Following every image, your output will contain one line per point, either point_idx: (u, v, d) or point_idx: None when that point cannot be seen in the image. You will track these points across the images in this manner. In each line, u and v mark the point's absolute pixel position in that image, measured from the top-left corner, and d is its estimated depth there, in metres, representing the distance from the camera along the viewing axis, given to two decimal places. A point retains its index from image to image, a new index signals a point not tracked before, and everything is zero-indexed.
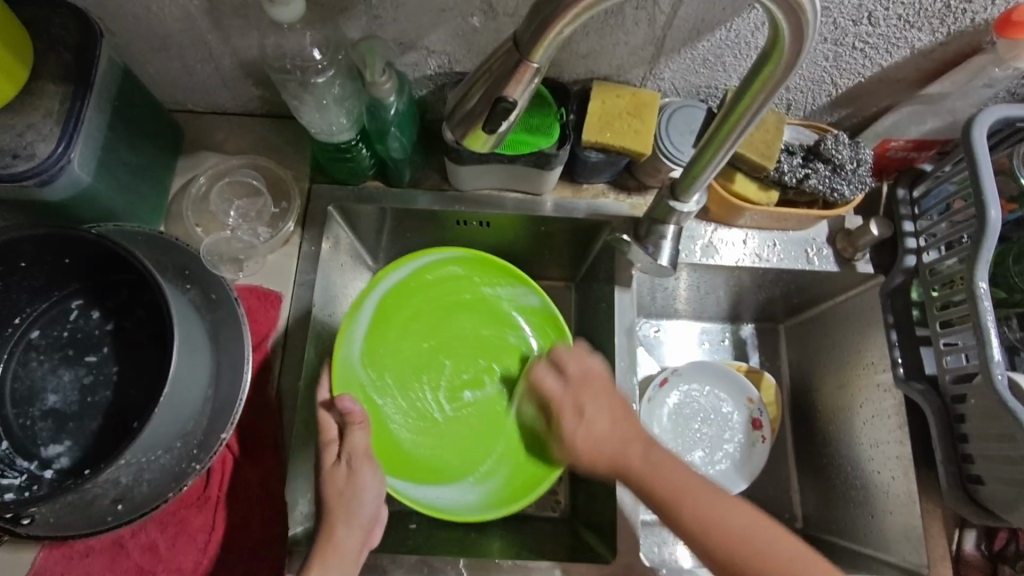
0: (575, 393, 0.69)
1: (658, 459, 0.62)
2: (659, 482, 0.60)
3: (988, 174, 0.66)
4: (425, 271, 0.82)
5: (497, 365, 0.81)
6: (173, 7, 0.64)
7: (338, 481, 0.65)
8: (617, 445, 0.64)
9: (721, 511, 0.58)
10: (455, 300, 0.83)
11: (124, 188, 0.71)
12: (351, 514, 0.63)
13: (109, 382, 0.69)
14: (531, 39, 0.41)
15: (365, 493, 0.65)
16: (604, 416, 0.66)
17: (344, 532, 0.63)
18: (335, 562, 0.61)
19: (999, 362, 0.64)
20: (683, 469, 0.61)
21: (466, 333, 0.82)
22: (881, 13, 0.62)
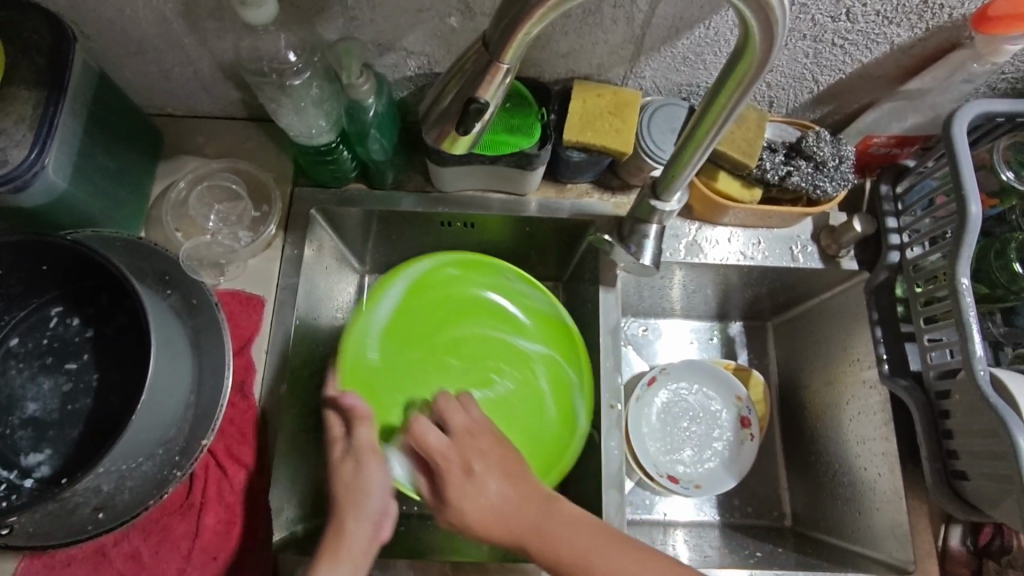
0: (461, 449, 0.62)
1: (556, 520, 0.58)
2: (563, 547, 0.57)
3: (968, 169, 0.66)
4: (439, 272, 0.84)
5: (507, 366, 0.84)
6: (147, 10, 0.63)
7: (346, 473, 0.64)
8: (508, 514, 0.59)
9: (613, 570, 0.56)
10: (460, 308, 0.86)
11: (102, 194, 0.71)
12: (359, 508, 0.63)
13: (90, 389, 0.69)
14: (500, 39, 0.41)
15: (366, 486, 0.64)
16: (495, 480, 0.61)
17: (354, 525, 0.62)
18: (344, 555, 0.59)
19: (981, 358, 0.64)
20: (588, 528, 0.58)
21: (467, 336, 0.85)
22: (858, 9, 0.62)
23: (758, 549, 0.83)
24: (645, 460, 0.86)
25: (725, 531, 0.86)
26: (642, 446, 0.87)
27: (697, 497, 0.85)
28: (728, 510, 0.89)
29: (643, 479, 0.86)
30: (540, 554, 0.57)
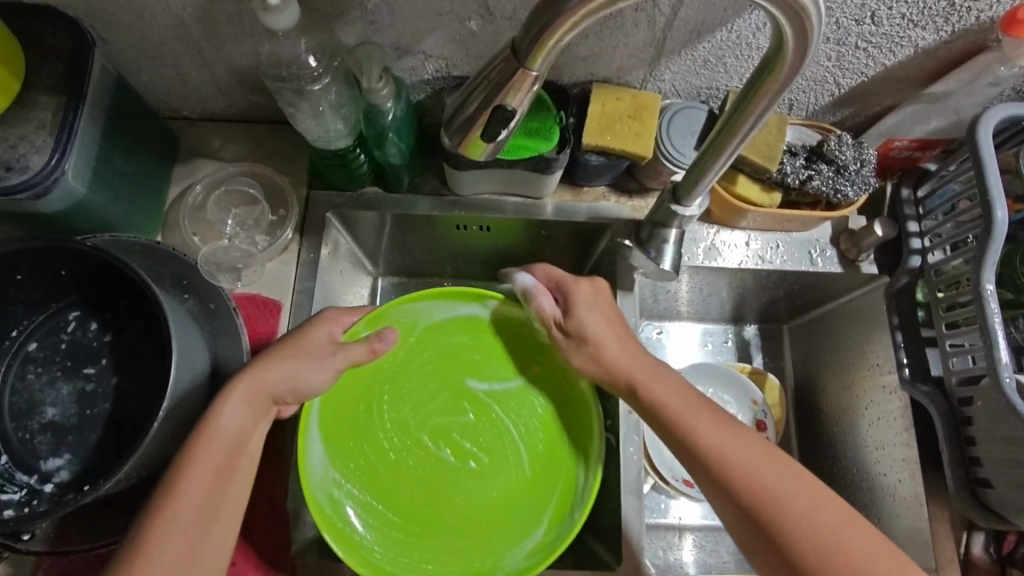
0: (585, 316, 0.70)
1: (671, 390, 0.64)
2: (664, 402, 0.64)
3: (994, 174, 0.65)
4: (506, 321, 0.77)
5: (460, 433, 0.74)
6: (166, 14, 0.63)
7: (311, 338, 0.66)
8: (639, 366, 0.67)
9: (737, 447, 0.59)
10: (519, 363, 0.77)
11: (120, 198, 0.71)
12: (298, 367, 0.64)
13: (108, 394, 0.69)
14: (529, 46, 0.40)
15: (303, 352, 0.65)
16: (619, 336, 0.69)
17: (275, 367, 0.62)
18: (248, 394, 0.60)
19: (1007, 365, 0.63)
20: (690, 395, 0.64)
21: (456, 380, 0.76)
22: (884, 12, 0.62)
23: None
24: (659, 465, 0.86)
25: None
26: (658, 450, 0.86)
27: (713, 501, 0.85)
28: None
29: (657, 483, 0.86)
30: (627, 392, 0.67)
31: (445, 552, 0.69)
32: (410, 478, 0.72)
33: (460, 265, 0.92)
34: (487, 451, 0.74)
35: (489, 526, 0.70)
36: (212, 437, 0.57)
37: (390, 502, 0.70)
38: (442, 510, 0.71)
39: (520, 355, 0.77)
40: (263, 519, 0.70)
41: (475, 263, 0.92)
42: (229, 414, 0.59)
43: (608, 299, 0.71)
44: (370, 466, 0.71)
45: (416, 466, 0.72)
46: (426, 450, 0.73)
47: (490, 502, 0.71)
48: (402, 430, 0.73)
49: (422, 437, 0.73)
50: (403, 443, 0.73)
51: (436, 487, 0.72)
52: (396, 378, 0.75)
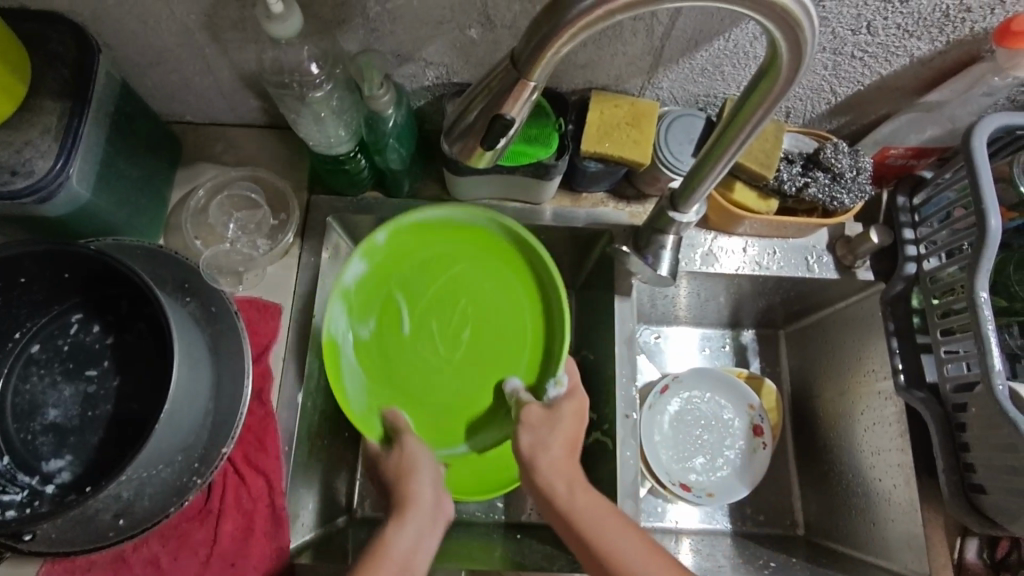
0: (552, 425, 0.70)
1: (619, 540, 0.62)
2: (583, 517, 0.64)
3: (988, 182, 0.66)
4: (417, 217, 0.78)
5: (448, 269, 0.80)
6: (171, 21, 0.64)
7: (417, 453, 0.72)
8: (552, 479, 0.67)
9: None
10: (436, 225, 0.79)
11: (123, 202, 0.71)
12: (408, 482, 0.69)
13: (110, 396, 0.69)
14: (530, 57, 0.41)
15: (425, 464, 0.71)
16: (559, 448, 0.69)
17: (416, 486, 0.69)
18: (410, 516, 0.66)
19: (1000, 371, 0.64)
20: (611, 517, 0.64)
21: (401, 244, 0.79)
22: (879, 23, 0.62)
23: (772, 558, 0.83)
24: (656, 468, 0.86)
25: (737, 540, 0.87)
26: (655, 454, 0.87)
27: (709, 506, 0.85)
28: (739, 518, 0.89)
29: (654, 487, 0.86)
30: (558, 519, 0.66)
31: (436, 426, 0.76)
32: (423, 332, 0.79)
33: None
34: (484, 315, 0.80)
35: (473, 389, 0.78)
36: (382, 560, 0.61)
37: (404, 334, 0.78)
38: (435, 375, 0.78)
39: (488, 249, 0.80)
40: (262, 521, 0.70)
41: None
42: (395, 536, 0.64)
43: (572, 424, 0.71)
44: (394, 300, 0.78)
45: (432, 305, 0.79)
46: (441, 313, 0.79)
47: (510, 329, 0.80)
48: (396, 320, 0.78)
49: (439, 291, 0.80)
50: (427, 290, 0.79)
51: (443, 337, 0.79)
52: (435, 239, 0.80)
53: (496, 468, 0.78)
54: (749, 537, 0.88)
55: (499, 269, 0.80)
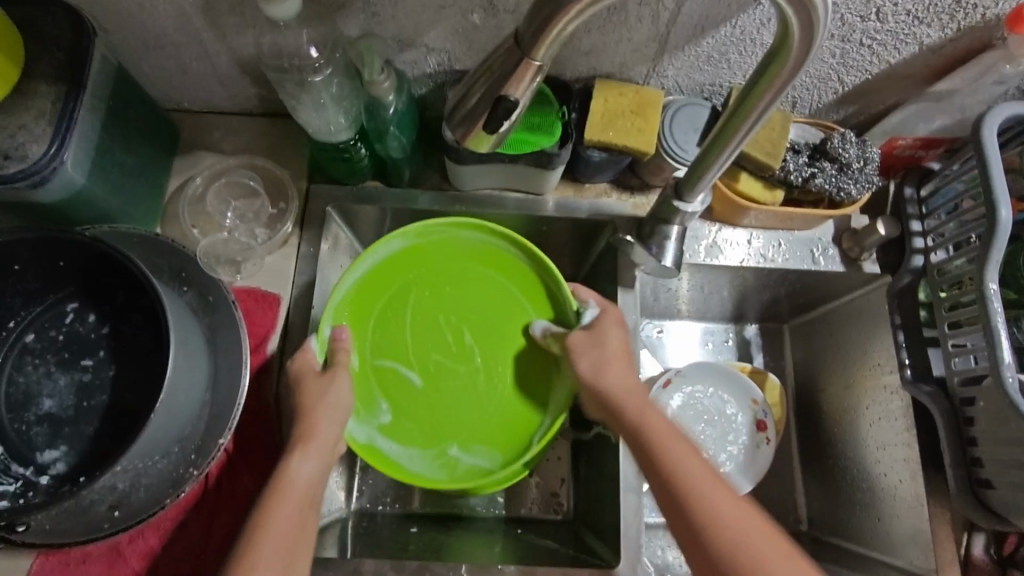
0: (596, 348, 0.69)
1: (681, 447, 0.59)
2: (648, 424, 0.62)
3: (998, 173, 0.64)
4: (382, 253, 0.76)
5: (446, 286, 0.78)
6: (168, 5, 0.63)
7: (335, 391, 0.67)
8: (622, 395, 0.65)
9: (728, 510, 0.54)
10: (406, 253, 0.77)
11: (119, 190, 0.70)
12: (326, 409, 0.65)
13: (105, 386, 0.68)
14: (534, 36, 0.40)
15: (333, 403, 0.66)
16: (621, 365, 0.68)
17: (324, 419, 0.64)
18: (312, 446, 0.62)
19: (1010, 364, 0.63)
20: (671, 430, 0.61)
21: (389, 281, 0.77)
22: (889, 9, 0.61)
23: None
24: None
25: None
26: None
27: None
28: None
29: None
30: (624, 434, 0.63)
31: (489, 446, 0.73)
32: (428, 364, 0.75)
33: None
34: (481, 321, 0.77)
35: (491, 395, 0.75)
36: (288, 490, 0.59)
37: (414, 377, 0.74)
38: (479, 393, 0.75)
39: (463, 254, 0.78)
40: None
41: None
42: (303, 469, 0.61)
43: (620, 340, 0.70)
44: (382, 347, 0.75)
45: (425, 335, 0.76)
46: (438, 334, 0.76)
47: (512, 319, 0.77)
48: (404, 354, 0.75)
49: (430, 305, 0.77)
50: (403, 325, 0.76)
51: (449, 365, 0.75)
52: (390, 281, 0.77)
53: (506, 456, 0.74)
54: None
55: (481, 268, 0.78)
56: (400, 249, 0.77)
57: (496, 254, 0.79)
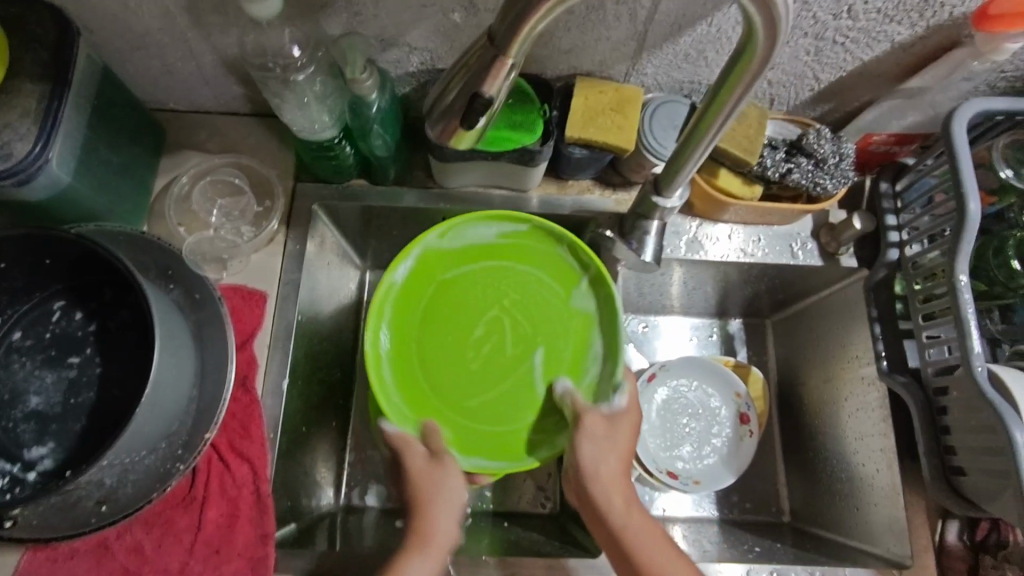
0: (609, 436, 0.67)
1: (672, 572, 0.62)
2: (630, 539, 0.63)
3: (968, 168, 0.66)
4: (390, 383, 0.71)
5: (444, 314, 0.75)
6: (152, 4, 0.63)
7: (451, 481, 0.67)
8: (609, 491, 0.65)
9: None
10: (400, 362, 0.73)
11: (105, 188, 0.71)
12: (436, 498, 0.66)
13: (93, 383, 0.69)
14: (506, 34, 0.41)
15: (449, 493, 0.66)
16: (617, 457, 0.66)
17: (438, 514, 0.66)
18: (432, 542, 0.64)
19: (978, 354, 0.65)
20: (654, 538, 0.64)
21: (433, 388, 0.72)
22: (860, 7, 0.63)
23: (757, 544, 0.83)
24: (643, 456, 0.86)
25: (723, 527, 0.87)
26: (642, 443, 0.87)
27: (695, 493, 0.85)
28: (726, 506, 0.90)
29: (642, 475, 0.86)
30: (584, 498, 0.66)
31: (553, 317, 0.76)
32: (511, 350, 0.74)
33: None
34: (488, 302, 0.76)
35: (535, 313, 0.76)
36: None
37: (533, 373, 0.74)
38: (521, 325, 0.75)
39: (421, 291, 0.75)
40: (247, 508, 0.70)
41: None
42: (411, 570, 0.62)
43: (627, 440, 0.68)
44: (496, 408, 0.72)
45: (487, 356, 0.74)
46: (489, 351, 0.74)
47: (478, 271, 0.76)
48: (490, 393, 0.73)
49: (431, 357, 0.74)
50: (468, 381, 0.73)
51: (523, 340, 0.75)
52: (422, 378, 0.73)
53: (552, 313, 0.76)
54: (734, 524, 0.88)
55: (439, 287, 0.76)
56: (389, 371, 0.72)
57: (479, 249, 0.77)
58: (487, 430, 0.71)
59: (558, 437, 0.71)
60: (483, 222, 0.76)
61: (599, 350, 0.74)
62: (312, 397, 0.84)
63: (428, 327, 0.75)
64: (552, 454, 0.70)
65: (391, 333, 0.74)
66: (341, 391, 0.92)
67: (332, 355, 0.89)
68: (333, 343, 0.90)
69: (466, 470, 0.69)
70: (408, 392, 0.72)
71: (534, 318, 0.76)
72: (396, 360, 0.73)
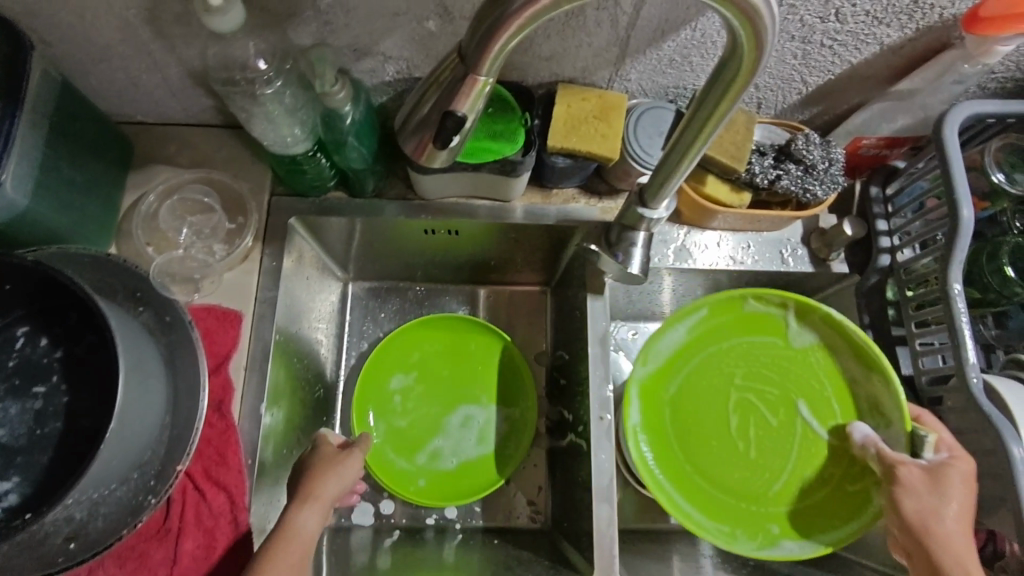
0: (938, 491, 0.62)
1: None
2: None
3: (960, 173, 0.65)
4: (701, 486, 0.71)
5: (736, 407, 0.73)
6: (109, 15, 0.60)
7: (354, 458, 0.67)
8: (955, 551, 0.60)
9: None
10: (698, 449, 0.72)
11: (67, 209, 0.67)
12: (332, 473, 0.65)
13: (59, 413, 0.66)
14: (476, 51, 0.39)
15: (349, 466, 0.66)
16: (949, 512, 0.61)
17: (331, 483, 0.65)
18: (314, 505, 0.62)
19: (973, 364, 0.63)
20: None
21: (736, 477, 0.71)
22: (848, 10, 0.61)
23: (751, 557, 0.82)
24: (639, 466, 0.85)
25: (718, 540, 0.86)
26: None
27: None
28: None
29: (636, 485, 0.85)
30: (918, 555, 0.61)
31: (767, 389, 0.74)
32: (778, 428, 0.72)
33: (431, 270, 0.95)
34: (735, 386, 0.74)
35: (768, 388, 0.74)
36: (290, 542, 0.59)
37: (808, 431, 0.72)
38: (767, 400, 0.73)
39: (693, 377, 0.74)
40: (224, 540, 0.67)
41: (445, 268, 0.95)
42: (303, 518, 0.61)
43: (968, 497, 0.61)
44: (810, 489, 0.71)
45: (763, 438, 0.72)
46: (745, 433, 0.72)
47: (722, 350, 0.75)
48: (785, 471, 0.71)
49: (700, 443, 0.72)
50: (744, 470, 0.71)
51: (778, 404, 0.73)
52: (705, 486, 0.71)
53: (796, 371, 0.74)
54: None
55: (651, 387, 0.74)
56: (672, 489, 0.70)
57: (692, 338, 0.75)
58: (823, 505, 0.70)
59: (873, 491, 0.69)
60: (670, 328, 0.75)
61: (856, 375, 0.73)
62: (295, 418, 0.81)
63: (688, 416, 0.73)
64: (878, 505, 0.68)
65: (654, 442, 0.72)
66: (326, 408, 0.90)
67: (315, 373, 0.87)
68: (316, 360, 0.87)
69: (824, 547, 0.68)
70: (689, 492, 0.71)
71: (790, 394, 0.74)
72: (662, 460, 0.71)
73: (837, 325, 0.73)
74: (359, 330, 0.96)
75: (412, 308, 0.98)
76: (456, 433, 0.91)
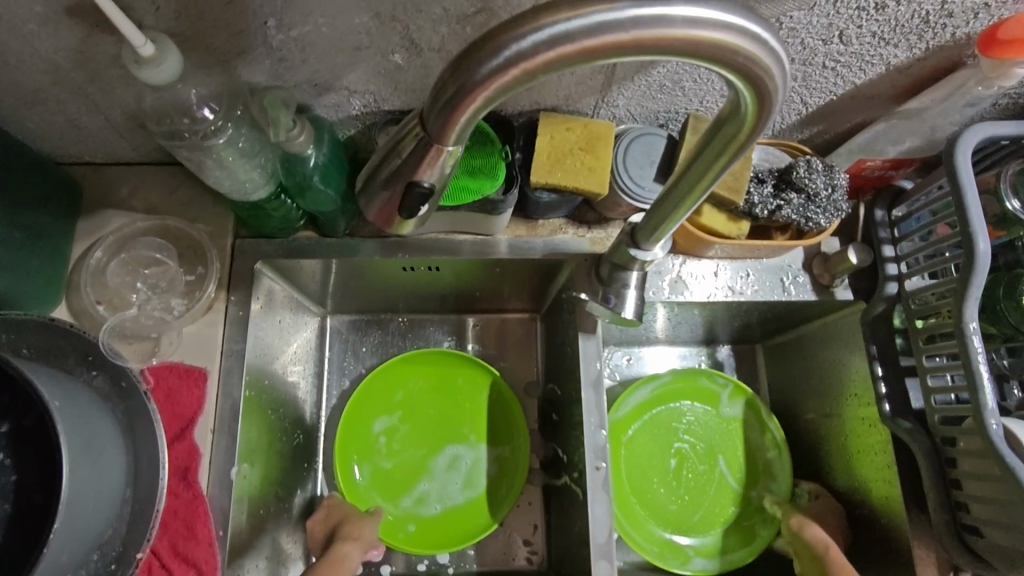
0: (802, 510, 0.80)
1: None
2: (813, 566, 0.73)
3: (974, 202, 0.60)
4: (651, 517, 0.83)
5: (683, 450, 0.87)
6: (36, 58, 0.54)
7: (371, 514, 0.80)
8: (816, 535, 0.75)
9: None
10: (651, 490, 0.85)
11: (5, 268, 0.61)
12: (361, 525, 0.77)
13: (7, 494, 0.60)
14: (439, 119, 0.33)
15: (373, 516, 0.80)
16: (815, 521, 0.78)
17: (366, 528, 0.77)
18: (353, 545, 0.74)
19: (992, 407, 0.59)
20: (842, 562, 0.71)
21: (678, 511, 0.84)
22: (853, 31, 0.56)
23: None
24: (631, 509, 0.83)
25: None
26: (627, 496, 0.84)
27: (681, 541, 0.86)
28: None
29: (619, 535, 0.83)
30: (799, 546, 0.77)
31: (701, 442, 0.87)
32: (701, 475, 0.86)
33: (413, 302, 0.90)
34: (683, 441, 0.87)
35: (706, 444, 0.87)
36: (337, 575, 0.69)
37: (727, 481, 0.86)
38: (695, 453, 0.87)
39: (664, 429, 0.87)
40: None
41: (430, 300, 0.90)
42: (348, 552, 0.72)
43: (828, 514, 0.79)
44: (717, 525, 0.84)
45: (691, 480, 0.86)
46: (686, 479, 0.86)
47: (679, 412, 0.88)
48: (703, 510, 0.85)
49: (653, 486, 0.85)
50: (683, 506, 0.84)
51: (705, 457, 0.87)
52: (654, 520, 0.83)
53: (726, 436, 0.87)
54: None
55: (624, 437, 0.86)
56: (628, 521, 0.81)
57: (658, 395, 0.88)
58: (727, 536, 0.84)
59: (760, 526, 0.84)
60: (641, 385, 0.87)
61: (762, 440, 0.87)
62: (273, 473, 0.77)
63: (648, 462, 0.86)
64: (766, 536, 0.83)
65: (620, 478, 0.84)
66: (308, 453, 0.85)
67: (294, 421, 0.82)
68: (294, 406, 0.82)
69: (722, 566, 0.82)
70: (643, 524, 0.82)
71: (713, 450, 0.87)
72: (620, 499, 0.83)
73: (757, 403, 0.88)
74: (339, 367, 0.91)
75: (395, 342, 0.93)
76: (443, 476, 0.86)
